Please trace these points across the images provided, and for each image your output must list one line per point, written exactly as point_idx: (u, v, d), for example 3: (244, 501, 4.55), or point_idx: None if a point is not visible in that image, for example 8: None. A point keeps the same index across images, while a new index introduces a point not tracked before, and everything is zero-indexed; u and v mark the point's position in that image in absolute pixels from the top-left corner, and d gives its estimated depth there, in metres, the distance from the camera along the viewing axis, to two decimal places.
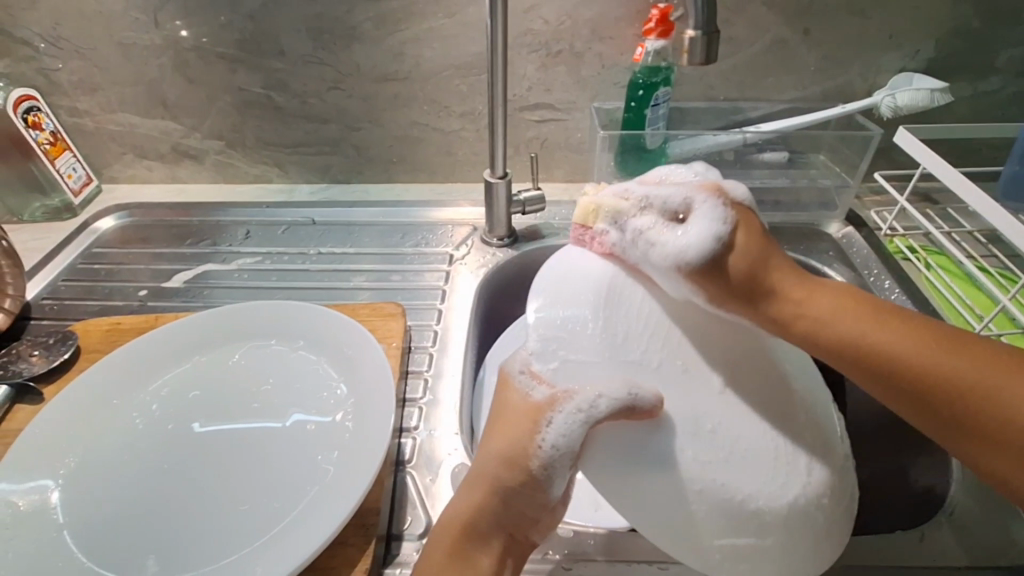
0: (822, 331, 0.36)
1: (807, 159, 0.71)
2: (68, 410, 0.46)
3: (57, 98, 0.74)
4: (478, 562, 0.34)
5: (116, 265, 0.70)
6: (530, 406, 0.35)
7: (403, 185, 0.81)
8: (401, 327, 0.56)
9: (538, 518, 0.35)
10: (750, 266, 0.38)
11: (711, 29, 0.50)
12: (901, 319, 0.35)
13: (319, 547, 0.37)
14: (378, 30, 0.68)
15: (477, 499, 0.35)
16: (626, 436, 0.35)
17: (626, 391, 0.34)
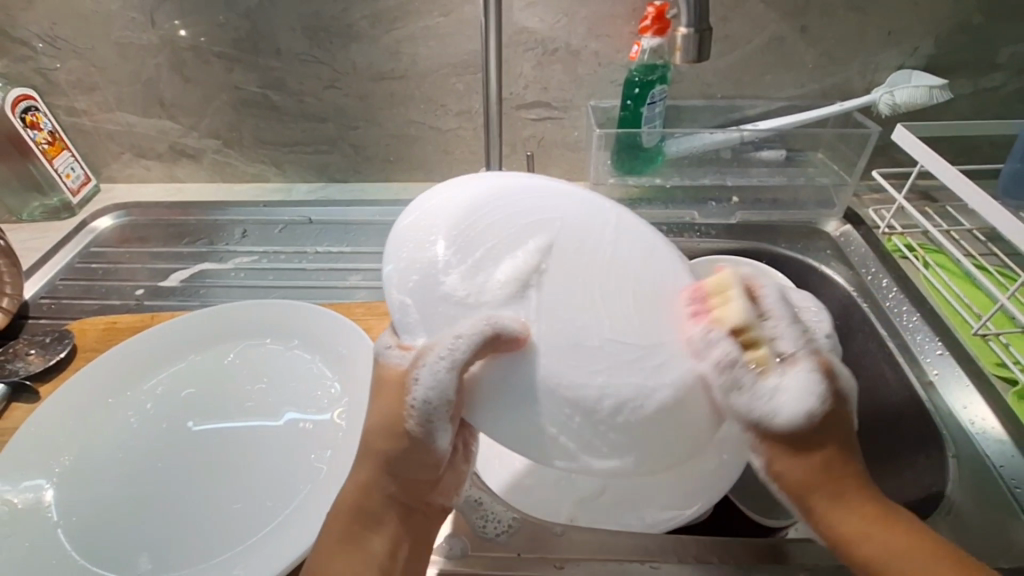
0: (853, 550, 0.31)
1: (806, 157, 0.73)
2: (64, 408, 0.46)
3: (55, 97, 0.74)
4: (371, 544, 0.33)
5: (114, 264, 0.71)
6: (397, 372, 0.33)
7: (401, 183, 0.81)
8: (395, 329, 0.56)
9: (432, 479, 0.34)
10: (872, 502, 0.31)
11: (703, 27, 0.50)
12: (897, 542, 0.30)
13: (311, 545, 0.37)
14: (374, 29, 0.68)
15: (361, 480, 0.34)
16: (509, 367, 0.32)
17: (488, 323, 0.31)
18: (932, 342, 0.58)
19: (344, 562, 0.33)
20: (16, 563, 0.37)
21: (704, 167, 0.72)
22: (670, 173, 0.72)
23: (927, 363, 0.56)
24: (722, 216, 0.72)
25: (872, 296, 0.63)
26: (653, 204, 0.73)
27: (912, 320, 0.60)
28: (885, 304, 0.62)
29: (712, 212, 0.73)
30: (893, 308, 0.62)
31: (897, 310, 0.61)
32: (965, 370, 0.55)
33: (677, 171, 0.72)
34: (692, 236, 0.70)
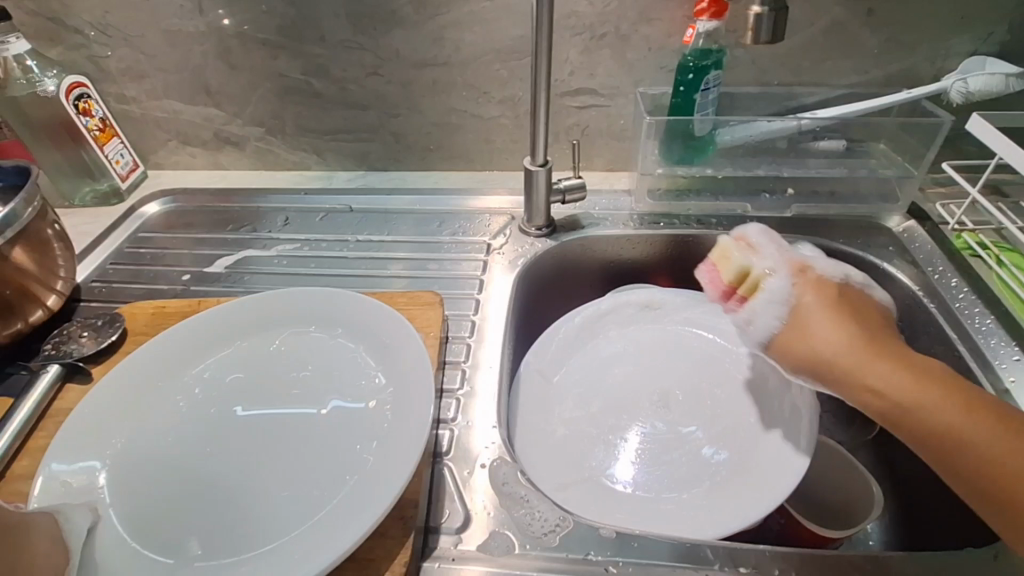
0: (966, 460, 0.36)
1: (866, 148, 0.67)
2: (116, 391, 0.47)
3: (106, 84, 0.76)
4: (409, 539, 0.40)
5: (161, 250, 0.72)
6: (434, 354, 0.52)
7: (441, 173, 0.80)
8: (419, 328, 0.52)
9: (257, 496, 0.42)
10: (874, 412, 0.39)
11: (780, 6, 0.47)
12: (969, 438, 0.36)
13: (359, 539, 0.36)
14: (418, 14, 0.67)
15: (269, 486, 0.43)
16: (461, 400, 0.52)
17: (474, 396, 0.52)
18: (1007, 347, 0.54)
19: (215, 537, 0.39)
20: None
21: (758, 157, 0.68)
22: (722, 163, 0.68)
23: (1001, 369, 0.53)
24: (774, 209, 0.69)
25: (940, 298, 0.60)
26: (703, 195, 0.70)
27: (985, 322, 0.57)
28: (955, 306, 0.59)
29: (765, 205, 0.70)
30: (964, 310, 0.58)
31: (969, 311, 0.58)
32: None
33: (730, 161, 0.68)
34: (742, 229, 0.68)
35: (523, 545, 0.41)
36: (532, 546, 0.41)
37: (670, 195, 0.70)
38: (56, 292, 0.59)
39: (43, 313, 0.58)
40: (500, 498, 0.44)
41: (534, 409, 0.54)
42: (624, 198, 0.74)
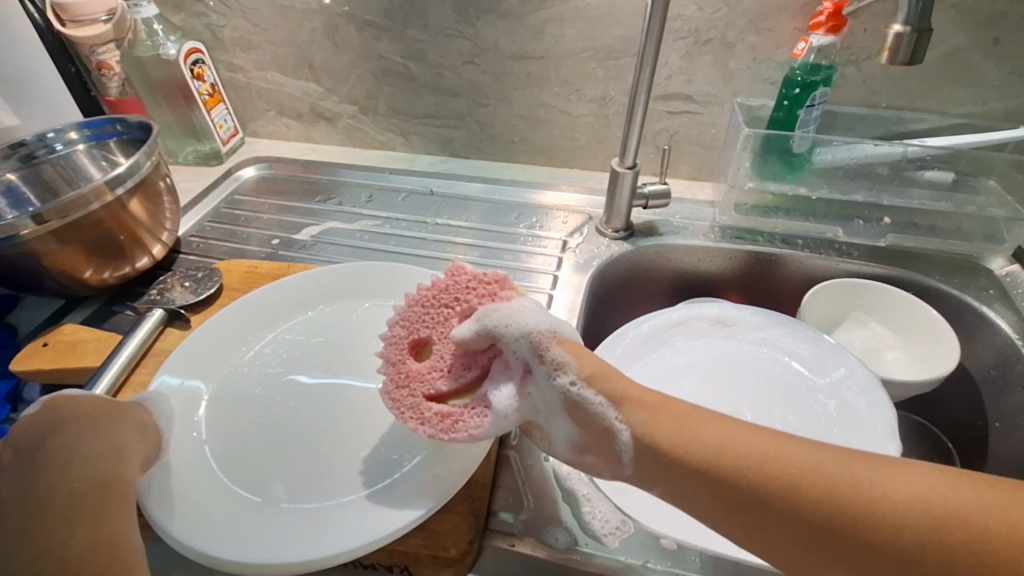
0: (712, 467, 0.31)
1: (975, 183, 0.63)
2: (213, 339, 0.50)
3: (220, 52, 0.80)
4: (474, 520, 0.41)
5: (253, 213, 0.76)
6: None
7: (521, 165, 0.81)
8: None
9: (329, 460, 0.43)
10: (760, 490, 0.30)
11: (924, 27, 0.46)
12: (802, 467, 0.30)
13: (430, 508, 0.38)
14: (522, 7, 0.67)
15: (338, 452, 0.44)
16: None
17: None
18: None
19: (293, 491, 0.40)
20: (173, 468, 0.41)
21: (857, 181, 0.65)
22: (817, 183, 0.66)
23: None
24: (869, 237, 0.67)
25: None
26: (791, 215, 0.68)
27: None
28: None
29: (858, 231, 0.67)
30: None
31: None
32: None
33: (826, 181, 0.66)
34: (831, 254, 0.66)
35: (584, 541, 0.41)
36: (591, 543, 0.41)
37: (757, 210, 0.69)
38: (160, 242, 0.64)
39: (147, 260, 0.63)
40: (561, 492, 0.44)
41: None
42: (706, 209, 0.72)
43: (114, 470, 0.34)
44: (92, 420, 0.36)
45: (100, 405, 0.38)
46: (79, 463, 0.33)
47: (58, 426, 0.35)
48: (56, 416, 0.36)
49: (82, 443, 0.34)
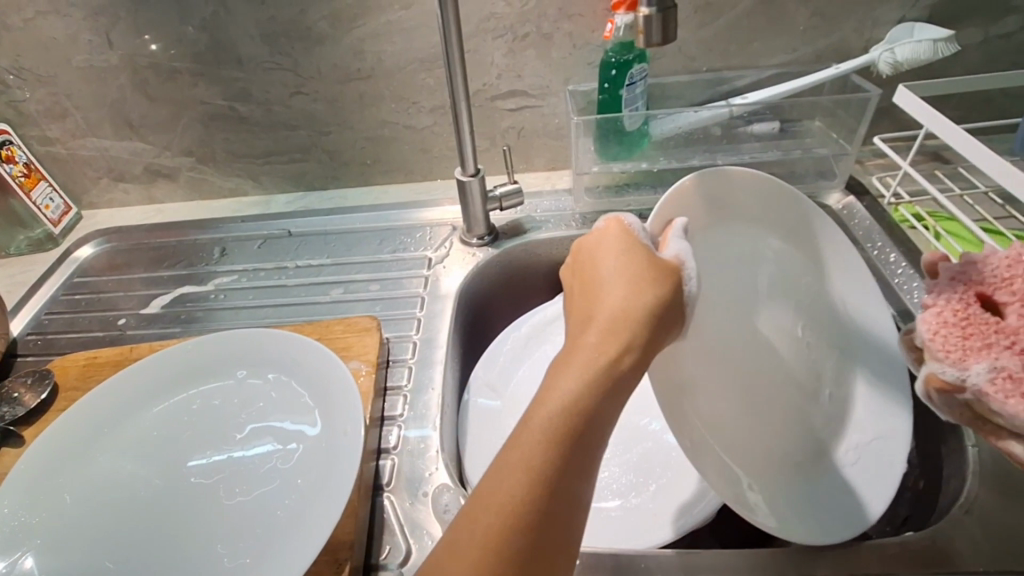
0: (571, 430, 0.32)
1: (801, 127, 0.66)
2: (35, 466, 0.45)
3: (25, 127, 0.73)
4: None
5: (98, 294, 0.70)
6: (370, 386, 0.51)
7: (381, 186, 0.79)
8: (619, 232, 0.37)
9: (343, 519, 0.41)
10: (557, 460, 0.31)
11: (666, 5, 0.45)
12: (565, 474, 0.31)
13: None
14: (334, 29, 0.65)
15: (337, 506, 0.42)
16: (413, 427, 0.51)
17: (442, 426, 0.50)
18: None
19: None
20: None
21: (692, 147, 0.67)
22: (655, 155, 0.67)
23: None
24: None
25: (880, 275, 0.60)
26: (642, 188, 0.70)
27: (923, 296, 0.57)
28: (894, 282, 0.59)
29: None
30: (902, 285, 0.58)
31: (907, 286, 0.58)
32: None
33: (663, 152, 0.67)
34: None
35: None
36: None
37: (609, 190, 0.70)
38: None
39: None
40: (441, 526, 0.44)
41: (484, 424, 0.53)
42: (565, 198, 0.73)
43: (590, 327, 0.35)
44: (604, 331, 0.33)
45: (645, 307, 0.33)
46: (556, 391, 0.31)
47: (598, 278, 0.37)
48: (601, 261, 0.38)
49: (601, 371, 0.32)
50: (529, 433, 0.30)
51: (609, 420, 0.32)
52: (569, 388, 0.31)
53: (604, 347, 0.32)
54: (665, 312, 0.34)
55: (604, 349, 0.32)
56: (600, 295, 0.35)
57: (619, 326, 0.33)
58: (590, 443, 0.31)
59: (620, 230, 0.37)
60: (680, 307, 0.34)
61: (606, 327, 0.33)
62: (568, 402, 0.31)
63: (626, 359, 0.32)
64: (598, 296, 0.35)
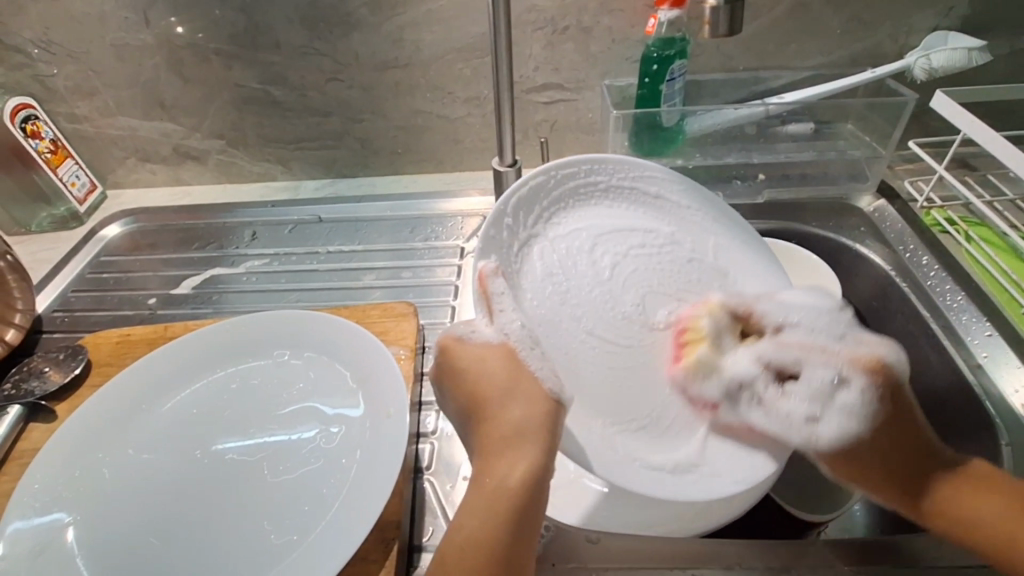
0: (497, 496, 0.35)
1: (835, 129, 0.68)
2: (72, 439, 0.45)
3: (55, 104, 0.72)
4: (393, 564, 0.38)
5: (126, 273, 0.70)
6: (409, 370, 0.50)
7: (410, 176, 0.79)
8: (482, 346, 0.41)
9: (397, 512, 0.41)
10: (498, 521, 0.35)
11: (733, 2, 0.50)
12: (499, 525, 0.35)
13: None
14: (374, 15, 0.65)
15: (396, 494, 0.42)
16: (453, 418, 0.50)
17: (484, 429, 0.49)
18: (979, 323, 0.55)
19: None
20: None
21: (728, 144, 0.68)
22: (690, 152, 0.68)
23: (975, 345, 0.53)
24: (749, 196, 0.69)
25: (913, 277, 0.60)
26: None
27: (957, 298, 0.57)
28: (927, 284, 0.59)
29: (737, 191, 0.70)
30: (936, 287, 0.59)
31: (940, 289, 0.58)
32: (1015, 350, 0.52)
33: (698, 149, 0.68)
34: None
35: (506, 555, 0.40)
36: None
37: None
38: (14, 326, 0.57)
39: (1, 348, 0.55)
40: None
41: None
42: None
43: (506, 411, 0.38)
44: (497, 460, 0.37)
45: (526, 424, 0.37)
46: (461, 526, 0.35)
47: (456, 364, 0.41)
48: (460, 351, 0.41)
49: (493, 490, 0.35)
50: (456, 551, 0.34)
51: (527, 517, 0.35)
52: (475, 519, 0.35)
53: (493, 476, 0.36)
54: (550, 421, 0.37)
55: (498, 474, 0.36)
56: (492, 422, 0.38)
57: (505, 448, 0.37)
58: (528, 529, 0.35)
59: (477, 346, 0.41)
60: (558, 416, 0.37)
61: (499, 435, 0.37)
62: (475, 533, 0.34)
63: (517, 479, 0.35)
64: (489, 426, 0.38)
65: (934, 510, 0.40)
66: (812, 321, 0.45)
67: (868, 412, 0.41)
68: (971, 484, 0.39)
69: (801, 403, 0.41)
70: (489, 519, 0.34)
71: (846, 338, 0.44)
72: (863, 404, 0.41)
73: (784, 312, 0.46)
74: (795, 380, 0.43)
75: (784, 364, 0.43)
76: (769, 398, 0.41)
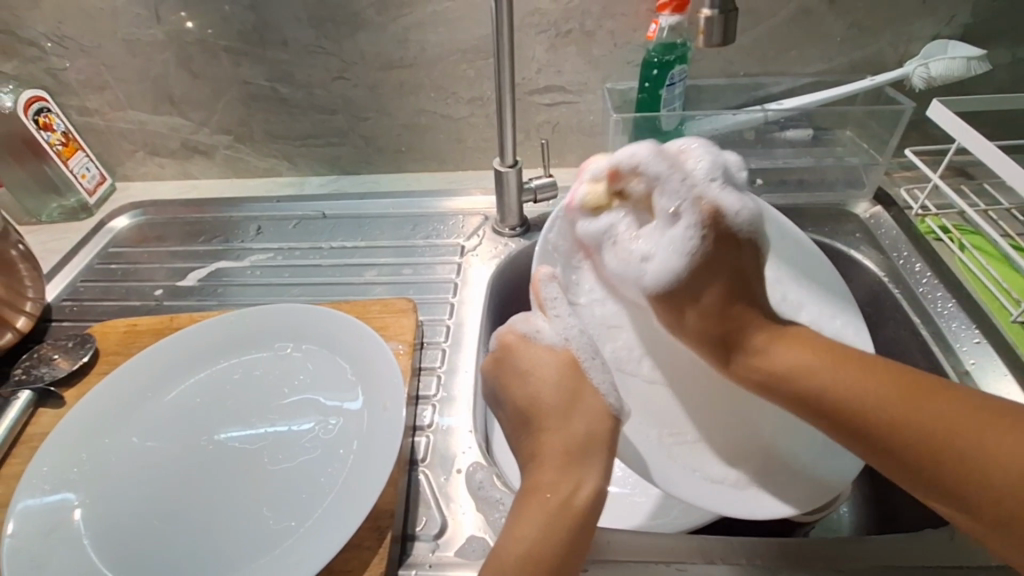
0: (564, 506, 0.37)
1: (832, 136, 0.68)
2: (80, 424, 0.46)
3: (66, 97, 0.74)
4: (387, 552, 0.40)
5: (133, 264, 0.71)
6: (407, 366, 0.52)
7: (413, 173, 0.80)
8: (545, 350, 0.44)
9: (392, 503, 0.42)
10: (561, 533, 0.36)
11: (728, 9, 0.51)
12: (569, 536, 0.36)
13: (324, 563, 0.37)
14: (381, 15, 0.66)
15: (390, 486, 0.43)
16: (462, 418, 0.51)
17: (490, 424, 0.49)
18: (968, 330, 0.56)
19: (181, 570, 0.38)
20: (69, 564, 0.38)
21: (726, 150, 0.69)
22: None
23: (963, 352, 0.54)
24: None
25: (905, 283, 0.61)
26: None
27: (948, 305, 0.58)
28: (919, 290, 0.60)
29: None
30: (927, 294, 0.59)
31: (932, 296, 0.59)
32: (1002, 358, 0.53)
33: None
34: None
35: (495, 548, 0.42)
36: None
37: None
38: (24, 314, 0.58)
39: (12, 336, 0.57)
40: (476, 502, 0.44)
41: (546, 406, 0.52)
42: None
43: (583, 421, 0.40)
44: (560, 471, 0.38)
45: (593, 436, 0.39)
46: (519, 536, 0.36)
47: (515, 368, 0.44)
48: (521, 355, 0.44)
49: (560, 502, 0.37)
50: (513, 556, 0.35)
51: (581, 531, 0.36)
52: (529, 526, 0.36)
53: (563, 489, 0.37)
54: (606, 436, 0.40)
55: (558, 486, 0.37)
56: (552, 431, 0.40)
57: (569, 462, 0.38)
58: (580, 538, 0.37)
59: (544, 349, 0.44)
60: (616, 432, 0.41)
61: (570, 442, 0.39)
62: (536, 543, 0.35)
63: (584, 495, 0.37)
64: (546, 436, 0.40)
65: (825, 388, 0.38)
66: (691, 159, 0.45)
67: (688, 247, 0.43)
68: (837, 358, 0.38)
69: (654, 248, 0.45)
70: (557, 526, 0.36)
71: (693, 206, 0.43)
72: (687, 240, 0.43)
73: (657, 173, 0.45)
74: (656, 213, 0.46)
75: (642, 199, 0.47)
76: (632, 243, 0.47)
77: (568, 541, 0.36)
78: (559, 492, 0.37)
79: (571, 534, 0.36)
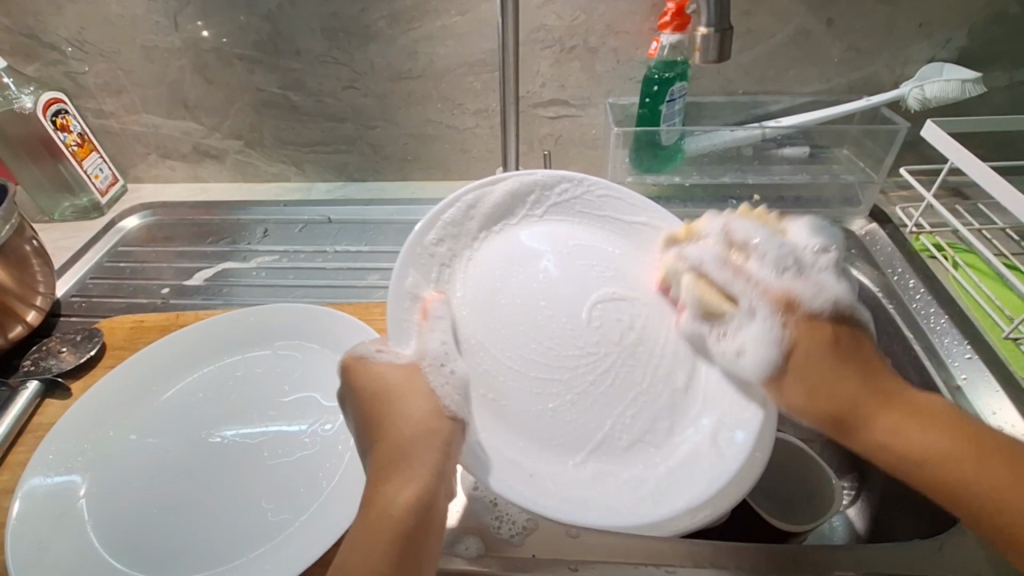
0: (401, 518, 0.34)
1: (829, 154, 0.70)
2: (84, 414, 0.47)
3: (84, 100, 0.76)
4: None
5: (141, 264, 0.73)
6: None
7: (418, 182, 0.81)
8: (385, 365, 0.42)
9: None
10: (392, 537, 0.33)
11: (723, 27, 0.52)
12: (394, 540, 0.33)
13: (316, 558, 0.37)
14: (392, 28, 0.68)
15: None
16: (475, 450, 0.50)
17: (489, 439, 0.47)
18: (960, 345, 0.56)
19: (177, 559, 0.39)
20: (70, 550, 0.39)
21: (725, 164, 0.71)
22: (688, 170, 0.71)
23: (954, 367, 0.55)
24: None
25: (899, 298, 0.62)
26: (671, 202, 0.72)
27: (940, 321, 0.59)
28: (912, 306, 0.61)
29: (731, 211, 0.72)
30: (921, 310, 0.60)
31: (925, 311, 0.60)
32: (994, 373, 0.53)
33: (696, 168, 0.71)
34: None
35: (493, 545, 0.43)
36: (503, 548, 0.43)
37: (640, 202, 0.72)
38: (35, 307, 0.59)
39: (22, 328, 0.58)
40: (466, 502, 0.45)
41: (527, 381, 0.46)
42: None
43: (409, 427, 0.38)
44: (387, 478, 0.36)
45: (422, 430, 0.38)
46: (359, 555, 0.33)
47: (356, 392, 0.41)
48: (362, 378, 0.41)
49: (387, 513, 0.34)
50: None
51: (424, 544, 0.34)
52: (362, 545, 0.33)
53: (391, 499, 0.35)
54: (441, 434, 0.38)
55: (390, 495, 0.35)
56: (388, 440, 0.38)
57: (395, 467, 0.37)
58: (422, 543, 0.34)
59: (383, 365, 0.42)
60: (451, 431, 0.39)
61: (394, 452, 0.38)
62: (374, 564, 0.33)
63: (404, 497, 0.35)
64: (384, 445, 0.38)
65: (880, 439, 0.39)
66: (772, 249, 0.45)
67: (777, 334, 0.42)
68: (931, 425, 0.38)
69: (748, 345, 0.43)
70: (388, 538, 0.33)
71: (791, 269, 0.44)
72: (772, 331, 0.42)
73: (752, 233, 0.46)
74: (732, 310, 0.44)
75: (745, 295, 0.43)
76: (731, 335, 0.44)
77: (406, 540, 0.34)
78: (387, 508, 0.35)
79: (401, 539, 0.34)
